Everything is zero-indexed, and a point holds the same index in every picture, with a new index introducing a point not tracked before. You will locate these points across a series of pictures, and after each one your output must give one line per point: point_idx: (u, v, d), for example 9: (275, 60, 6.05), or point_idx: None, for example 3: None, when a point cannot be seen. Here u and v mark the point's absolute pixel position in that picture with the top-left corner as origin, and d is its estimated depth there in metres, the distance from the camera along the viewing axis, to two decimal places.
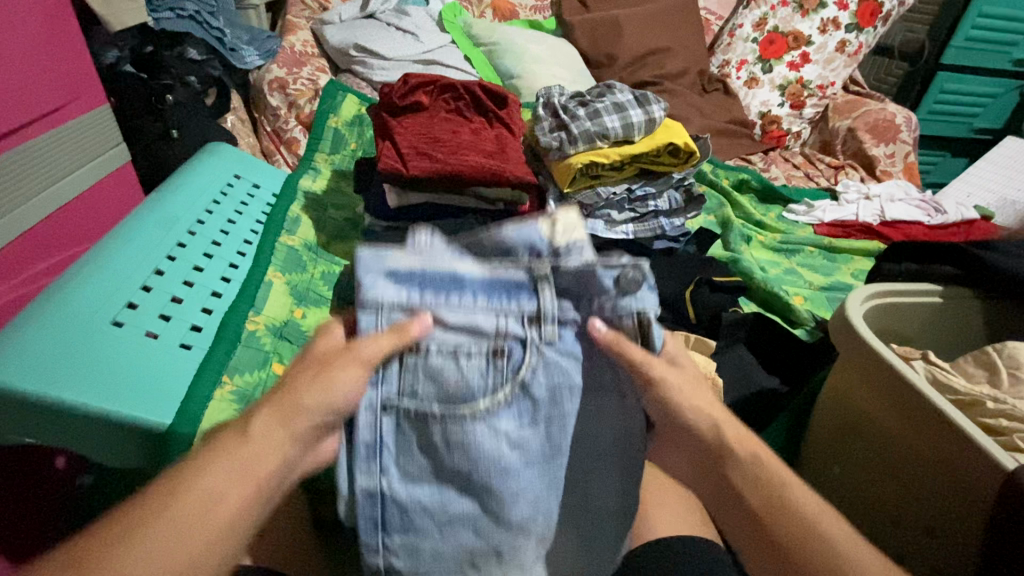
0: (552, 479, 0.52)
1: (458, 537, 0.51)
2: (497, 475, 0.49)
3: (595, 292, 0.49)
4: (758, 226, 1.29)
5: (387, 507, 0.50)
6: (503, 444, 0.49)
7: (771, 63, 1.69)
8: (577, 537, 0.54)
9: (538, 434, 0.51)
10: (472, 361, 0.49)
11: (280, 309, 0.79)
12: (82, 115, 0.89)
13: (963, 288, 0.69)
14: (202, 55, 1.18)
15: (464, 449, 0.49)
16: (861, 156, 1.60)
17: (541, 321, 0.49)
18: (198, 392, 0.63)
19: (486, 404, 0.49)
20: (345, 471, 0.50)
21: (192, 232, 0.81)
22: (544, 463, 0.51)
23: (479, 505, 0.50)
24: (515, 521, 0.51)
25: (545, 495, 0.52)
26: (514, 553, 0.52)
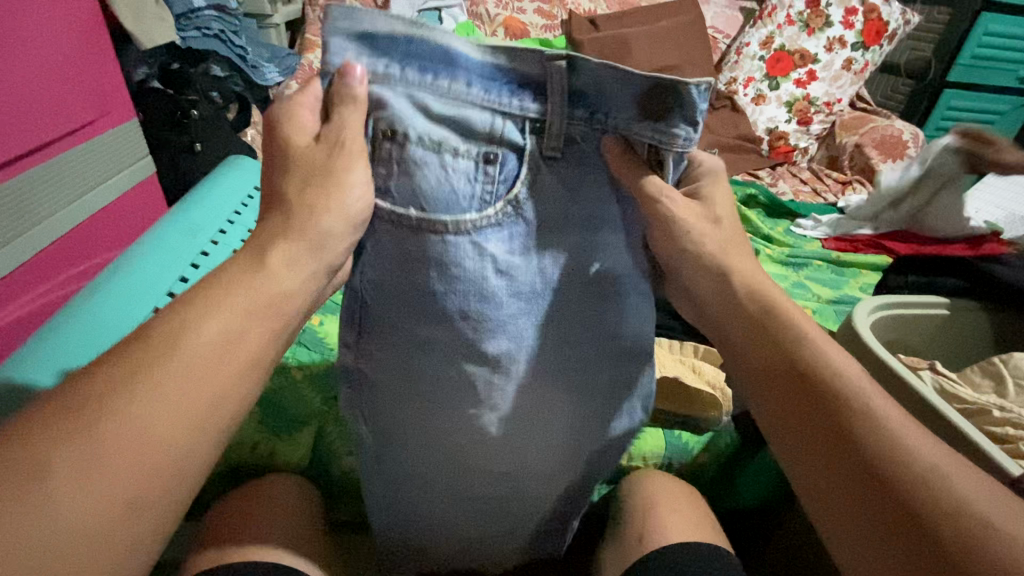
0: (539, 326, 0.52)
1: (435, 363, 0.52)
2: (492, 293, 0.49)
3: (616, 101, 0.45)
4: (766, 240, 1.31)
5: (359, 303, 0.50)
6: (488, 268, 0.47)
7: (778, 80, 1.71)
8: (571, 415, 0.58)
9: (533, 259, 0.49)
10: (459, 162, 0.45)
11: None
12: (112, 129, 0.93)
13: (971, 301, 0.71)
14: (225, 72, 1.21)
15: (458, 259, 0.46)
16: (868, 171, 1.61)
17: (546, 129, 0.46)
18: None
19: (473, 218, 0.46)
20: None
21: (217, 241, 0.84)
22: (539, 292, 0.51)
23: (459, 335, 0.50)
24: (504, 350, 0.51)
25: (535, 343, 0.53)
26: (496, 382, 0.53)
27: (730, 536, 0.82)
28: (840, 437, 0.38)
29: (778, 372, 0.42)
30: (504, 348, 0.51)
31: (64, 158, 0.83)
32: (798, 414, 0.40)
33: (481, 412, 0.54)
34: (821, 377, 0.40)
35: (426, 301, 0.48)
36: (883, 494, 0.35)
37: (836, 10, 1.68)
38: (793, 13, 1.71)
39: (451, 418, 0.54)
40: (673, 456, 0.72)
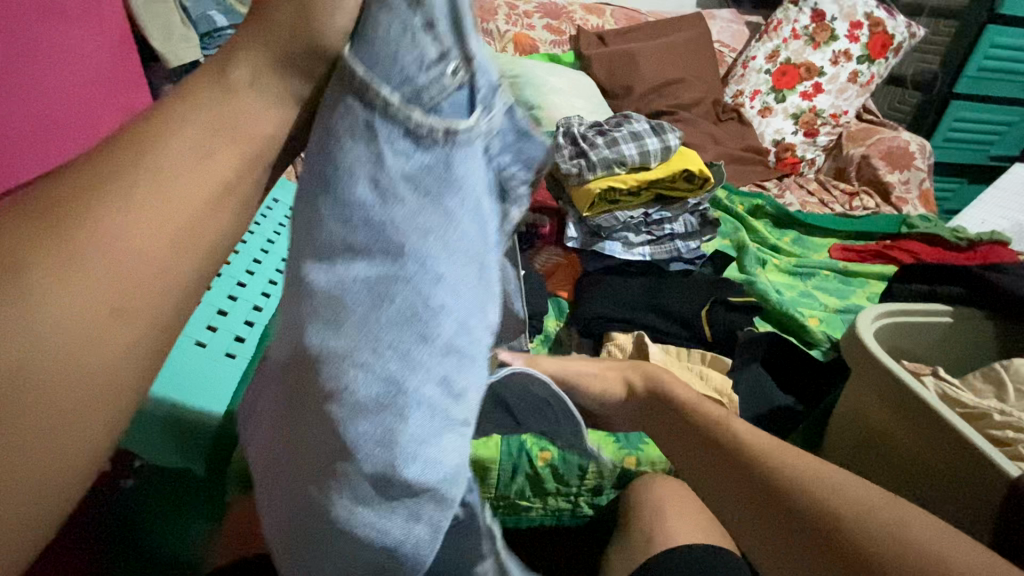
0: (373, 337, 0.31)
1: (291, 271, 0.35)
2: (361, 224, 0.31)
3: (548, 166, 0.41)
4: (773, 250, 1.32)
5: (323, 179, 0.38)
6: (360, 164, 0.30)
7: (785, 93, 1.74)
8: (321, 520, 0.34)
9: (431, 208, 0.31)
10: (425, 43, 0.30)
11: None
12: None
13: (972, 308, 0.72)
14: None
15: (329, 135, 0.30)
16: (875, 182, 1.63)
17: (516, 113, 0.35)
18: None
19: (388, 95, 0.30)
20: None
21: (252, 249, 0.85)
22: (426, 247, 0.31)
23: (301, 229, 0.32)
24: (323, 293, 0.31)
25: (396, 322, 0.31)
26: (322, 353, 0.31)
27: None
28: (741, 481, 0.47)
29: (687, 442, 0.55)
30: (352, 303, 0.31)
31: None
32: (710, 471, 0.51)
33: (312, 392, 0.32)
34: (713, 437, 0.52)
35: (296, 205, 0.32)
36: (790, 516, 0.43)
37: (841, 24, 1.71)
38: (798, 27, 1.73)
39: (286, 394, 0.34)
40: None
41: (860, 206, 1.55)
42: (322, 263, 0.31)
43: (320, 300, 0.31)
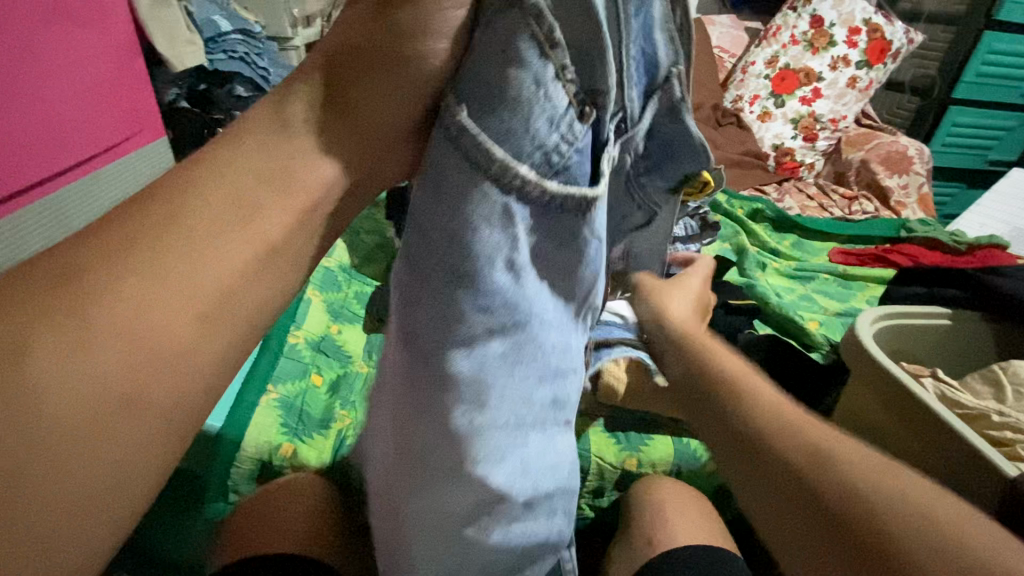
0: (512, 393, 0.39)
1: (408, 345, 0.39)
2: (501, 302, 0.37)
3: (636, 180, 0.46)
4: (773, 254, 1.33)
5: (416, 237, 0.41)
6: (499, 260, 0.36)
7: (784, 98, 1.75)
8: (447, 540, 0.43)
9: (544, 280, 0.40)
10: (547, 127, 0.35)
11: (318, 325, 0.82)
12: (143, 147, 0.98)
13: (971, 311, 0.73)
14: (249, 92, 1.24)
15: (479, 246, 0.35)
16: (874, 186, 1.64)
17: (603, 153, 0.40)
18: (245, 400, 0.68)
19: (524, 173, 0.35)
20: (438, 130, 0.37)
21: None
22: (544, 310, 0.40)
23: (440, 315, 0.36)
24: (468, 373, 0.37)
25: (526, 381, 0.39)
26: (469, 422, 0.38)
27: (740, 547, 0.83)
28: (769, 476, 0.34)
29: (719, 419, 0.39)
30: (493, 379, 0.38)
31: (100, 173, 0.88)
32: (754, 474, 0.35)
33: (464, 453, 0.39)
34: (743, 420, 0.37)
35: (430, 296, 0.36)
36: (815, 510, 0.31)
37: (839, 31, 1.72)
38: (797, 33, 1.75)
39: (421, 447, 0.40)
40: (682, 463, 0.74)
41: (860, 210, 1.55)
42: (466, 349, 0.37)
43: (467, 377, 0.37)
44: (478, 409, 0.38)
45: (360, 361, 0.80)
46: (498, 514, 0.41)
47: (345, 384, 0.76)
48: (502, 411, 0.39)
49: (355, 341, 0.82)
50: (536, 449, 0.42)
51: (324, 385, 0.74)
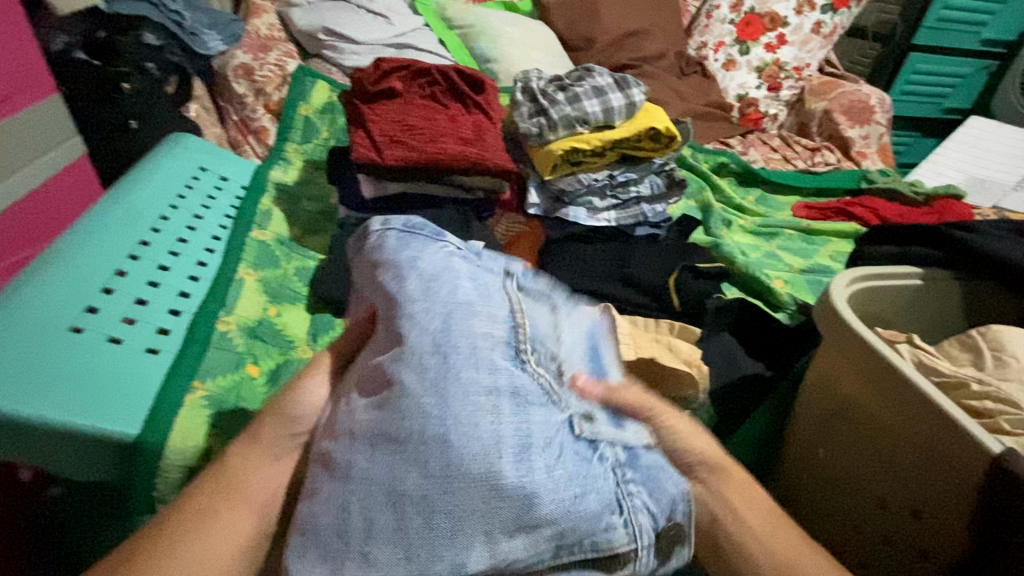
0: (365, 512, 0.42)
1: (378, 481, 0.42)
2: (437, 457, 0.42)
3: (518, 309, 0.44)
4: (738, 210, 1.30)
5: (499, 390, 0.45)
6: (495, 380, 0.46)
7: (749, 45, 1.69)
8: (331, 537, 0.42)
9: (457, 504, 0.41)
10: None
11: (253, 308, 0.76)
12: (28, 107, 0.83)
13: (943, 271, 0.67)
14: (162, 41, 1.09)
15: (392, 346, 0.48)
16: (836, 137, 1.61)
17: (591, 419, 0.50)
18: (169, 395, 0.59)
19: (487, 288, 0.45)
20: (470, 493, 0.42)
21: (156, 228, 0.79)
22: (429, 490, 0.42)
23: (400, 439, 0.43)
24: (369, 475, 0.43)
25: (422, 511, 0.41)
26: (349, 483, 0.43)
27: None
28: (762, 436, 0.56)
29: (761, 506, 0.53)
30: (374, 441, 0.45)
31: None
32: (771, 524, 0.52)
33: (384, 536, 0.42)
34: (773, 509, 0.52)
35: (392, 427, 0.44)
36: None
37: None
38: None
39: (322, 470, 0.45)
40: None
41: (822, 162, 1.53)
42: (391, 461, 0.43)
43: (369, 471, 0.43)
44: (355, 468, 0.44)
45: (302, 344, 0.75)
46: (337, 559, 0.42)
47: (283, 374, 0.70)
48: (381, 495, 0.42)
49: (296, 323, 0.78)
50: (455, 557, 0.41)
51: (261, 376, 0.68)
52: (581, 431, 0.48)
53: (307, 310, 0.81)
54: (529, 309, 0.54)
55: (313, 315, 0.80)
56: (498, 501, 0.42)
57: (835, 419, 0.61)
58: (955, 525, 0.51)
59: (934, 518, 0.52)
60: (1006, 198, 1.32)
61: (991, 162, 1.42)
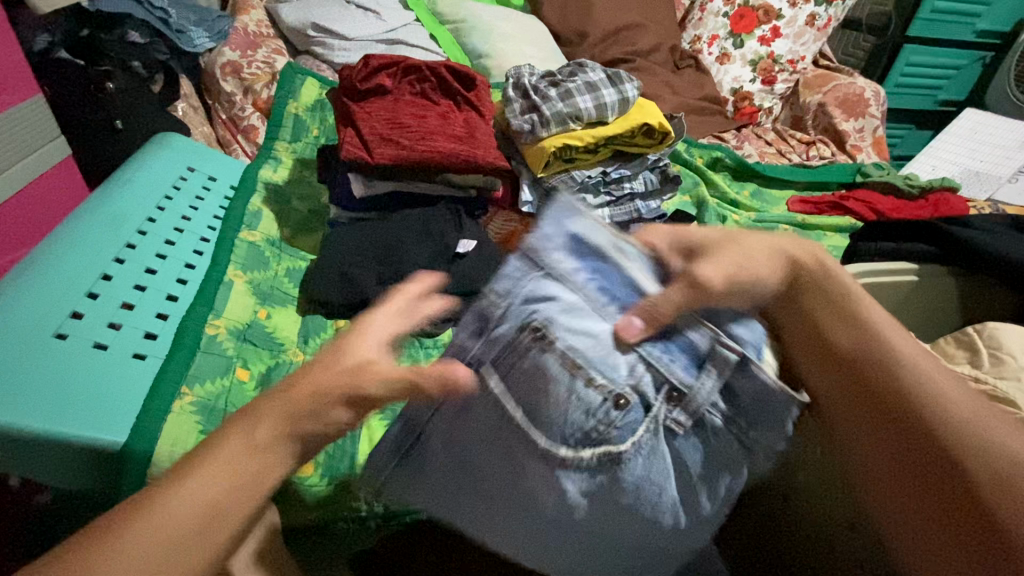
0: (568, 530, 0.44)
1: (549, 505, 0.43)
2: (587, 487, 0.41)
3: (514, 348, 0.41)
4: (733, 206, 1.29)
5: (588, 420, 0.40)
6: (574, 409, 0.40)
7: (743, 38, 1.68)
8: (536, 539, 0.45)
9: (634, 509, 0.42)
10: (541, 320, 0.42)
11: (242, 311, 0.75)
12: (10, 109, 0.81)
13: (939, 265, 0.67)
14: (146, 38, 1.07)
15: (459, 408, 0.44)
16: (831, 131, 1.60)
17: (700, 368, 0.41)
18: (156, 402, 0.58)
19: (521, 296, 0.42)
20: (631, 493, 0.41)
21: (143, 230, 0.78)
22: (593, 510, 0.42)
23: (536, 480, 0.42)
24: (549, 510, 0.43)
25: (598, 518, 0.43)
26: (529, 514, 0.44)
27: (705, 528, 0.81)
28: (863, 389, 0.46)
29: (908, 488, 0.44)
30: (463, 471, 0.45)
31: None
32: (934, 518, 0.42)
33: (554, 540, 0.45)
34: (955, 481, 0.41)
35: (525, 457, 0.42)
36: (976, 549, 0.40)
37: None
38: None
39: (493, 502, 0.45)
40: None
41: (817, 156, 1.52)
42: (547, 493, 0.42)
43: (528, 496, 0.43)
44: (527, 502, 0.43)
45: (293, 347, 0.74)
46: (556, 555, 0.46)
47: (273, 378, 0.69)
48: (556, 514, 0.43)
49: (287, 325, 0.77)
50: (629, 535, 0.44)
51: (252, 380, 0.67)
52: (682, 413, 0.41)
53: (299, 312, 0.80)
54: (530, 305, 0.42)
55: (305, 317, 0.80)
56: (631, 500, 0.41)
57: None
58: None
59: None
60: (1000, 191, 1.32)
61: (985, 154, 1.42)
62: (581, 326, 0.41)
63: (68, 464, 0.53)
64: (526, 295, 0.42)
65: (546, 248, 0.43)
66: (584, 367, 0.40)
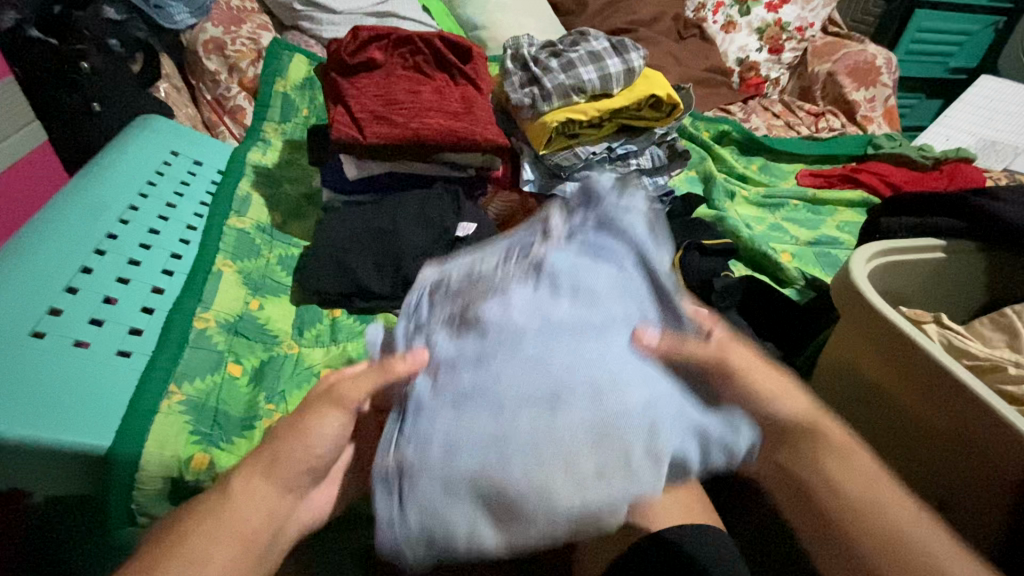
0: (586, 417, 0.41)
1: (569, 415, 0.41)
2: (537, 365, 0.44)
3: (474, 287, 0.52)
4: (741, 181, 1.25)
5: (514, 297, 0.48)
6: (524, 304, 0.48)
7: (749, 5, 1.61)
8: (601, 460, 0.40)
9: (593, 370, 0.43)
10: (488, 263, 0.54)
11: (232, 303, 0.71)
12: None
13: (968, 241, 0.63)
14: (123, 14, 1.04)
15: (473, 358, 0.46)
16: (840, 101, 1.55)
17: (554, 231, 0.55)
18: (143, 402, 0.55)
19: (450, 278, 0.55)
20: (593, 351, 0.45)
21: (125, 219, 0.74)
22: (569, 366, 0.43)
23: (525, 385, 0.43)
24: (541, 391, 0.42)
25: (592, 385, 0.43)
26: (558, 419, 0.41)
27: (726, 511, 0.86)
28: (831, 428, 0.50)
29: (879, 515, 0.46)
30: (482, 403, 0.43)
31: None
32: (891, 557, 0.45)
33: (618, 373, 0.43)
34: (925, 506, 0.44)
35: (502, 372, 0.44)
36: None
37: None
38: None
39: (515, 426, 0.41)
40: None
41: (827, 127, 1.47)
42: (544, 401, 0.42)
43: (542, 417, 0.42)
44: (540, 420, 0.41)
45: (288, 340, 0.71)
46: (622, 473, 0.40)
47: (268, 373, 0.65)
48: (577, 413, 0.41)
49: (280, 317, 0.73)
50: (620, 320, 0.48)
51: (244, 375, 0.64)
52: (565, 232, 0.54)
53: (293, 303, 0.76)
54: (436, 280, 0.56)
55: (300, 308, 0.76)
56: (603, 348, 0.45)
57: (852, 405, 0.59)
58: (987, 521, 0.48)
59: (961, 511, 0.50)
60: (1018, 160, 1.28)
61: (1002, 123, 1.37)
62: (467, 259, 0.57)
63: (60, 475, 0.51)
64: (437, 285, 0.55)
65: (425, 278, 0.57)
66: (499, 274, 0.52)
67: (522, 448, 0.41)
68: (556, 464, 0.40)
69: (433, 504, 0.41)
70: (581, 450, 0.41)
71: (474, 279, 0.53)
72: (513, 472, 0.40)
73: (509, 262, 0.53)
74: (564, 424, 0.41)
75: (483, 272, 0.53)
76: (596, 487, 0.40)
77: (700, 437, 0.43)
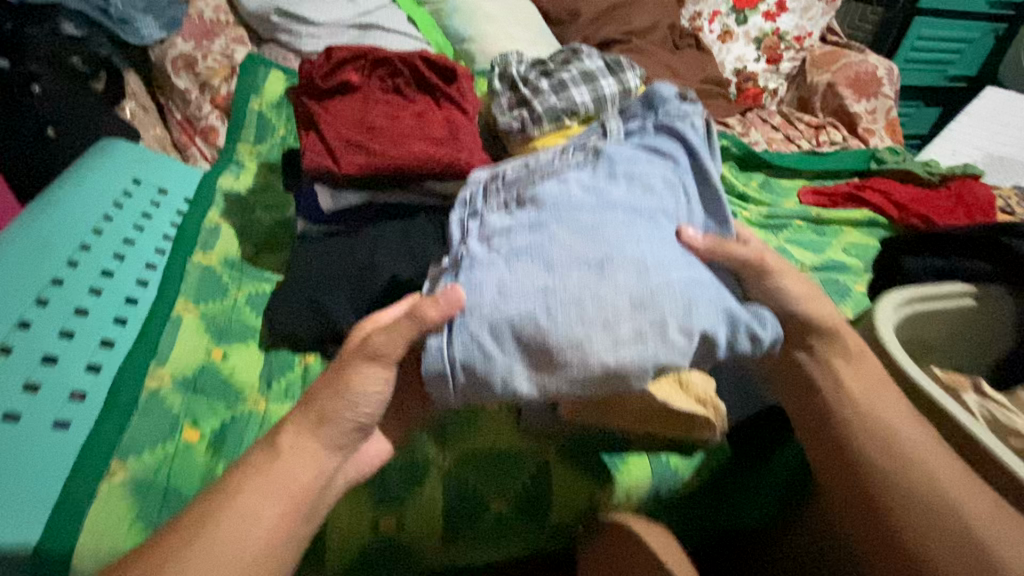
0: (629, 282, 0.48)
1: (610, 282, 0.48)
2: (582, 237, 0.51)
3: (523, 180, 0.60)
4: (741, 200, 1.19)
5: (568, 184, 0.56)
6: (573, 185, 0.56)
7: (746, 14, 1.56)
8: (638, 326, 0.47)
9: (626, 258, 0.50)
10: (544, 158, 0.62)
11: (192, 354, 0.65)
12: None
13: (998, 286, 0.58)
14: (83, 30, 1.00)
15: (532, 224, 0.54)
16: (841, 113, 1.50)
17: (611, 133, 0.63)
18: (79, 488, 0.49)
19: (506, 174, 0.63)
20: (636, 239, 0.51)
21: (73, 261, 0.67)
22: (615, 240, 0.51)
23: (578, 255, 0.50)
24: (586, 257, 0.50)
25: (637, 266, 0.49)
26: (601, 284, 0.48)
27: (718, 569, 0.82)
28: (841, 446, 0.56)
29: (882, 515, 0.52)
30: (534, 257, 0.51)
31: None
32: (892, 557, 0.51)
33: (660, 257, 0.51)
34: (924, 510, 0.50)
35: (557, 246, 0.51)
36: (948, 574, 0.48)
37: None
38: None
39: (566, 286, 0.48)
40: (660, 484, 0.63)
41: (828, 141, 1.42)
42: (594, 281, 0.48)
43: (586, 285, 0.48)
44: (582, 282, 0.48)
45: (255, 393, 0.64)
46: (649, 346, 0.47)
47: (230, 437, 0.58)
48: (619, 288, 0.48)
49: (248, 366, 0.66)
50: (663, 213, 0.55)
51: (202, 441, 0.57)
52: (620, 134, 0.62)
53: (263, 348, 0.69)
54: (489, 185, 0.63)
55: (270, 353, 0.69)
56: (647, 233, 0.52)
57: None
58: None
59: None
60: None
61: (1009, 137, 1.33)
62: (520, 164, 0.64)
63: None
64: (493, 182, 0.63)
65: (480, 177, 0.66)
66: (552, 171, 0.59)
67: (568, 301, 0.48)
68: (592, 337, 0.47)
69: (490, 334, 0.48)
70: (621, 311, 0.47)
71: (525, 177, 0.61)
72: (558, 325, 0.47)
73: (562, 154, 0.61)
74: (608, 290, 0.48)
75: (538, 163, 0.61)
76: (630, 344, 0.47)
77: (714, 319, 0.49)
